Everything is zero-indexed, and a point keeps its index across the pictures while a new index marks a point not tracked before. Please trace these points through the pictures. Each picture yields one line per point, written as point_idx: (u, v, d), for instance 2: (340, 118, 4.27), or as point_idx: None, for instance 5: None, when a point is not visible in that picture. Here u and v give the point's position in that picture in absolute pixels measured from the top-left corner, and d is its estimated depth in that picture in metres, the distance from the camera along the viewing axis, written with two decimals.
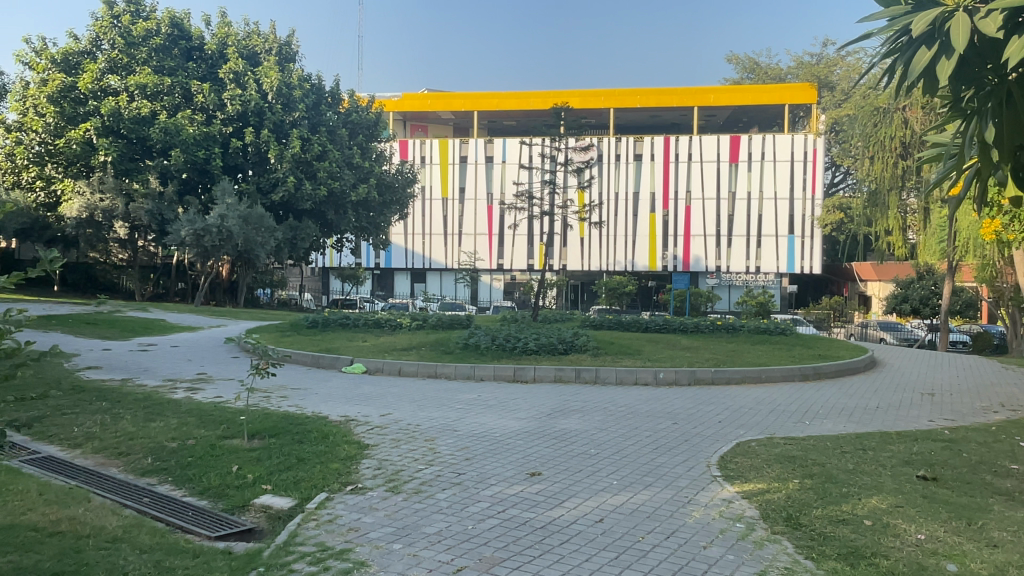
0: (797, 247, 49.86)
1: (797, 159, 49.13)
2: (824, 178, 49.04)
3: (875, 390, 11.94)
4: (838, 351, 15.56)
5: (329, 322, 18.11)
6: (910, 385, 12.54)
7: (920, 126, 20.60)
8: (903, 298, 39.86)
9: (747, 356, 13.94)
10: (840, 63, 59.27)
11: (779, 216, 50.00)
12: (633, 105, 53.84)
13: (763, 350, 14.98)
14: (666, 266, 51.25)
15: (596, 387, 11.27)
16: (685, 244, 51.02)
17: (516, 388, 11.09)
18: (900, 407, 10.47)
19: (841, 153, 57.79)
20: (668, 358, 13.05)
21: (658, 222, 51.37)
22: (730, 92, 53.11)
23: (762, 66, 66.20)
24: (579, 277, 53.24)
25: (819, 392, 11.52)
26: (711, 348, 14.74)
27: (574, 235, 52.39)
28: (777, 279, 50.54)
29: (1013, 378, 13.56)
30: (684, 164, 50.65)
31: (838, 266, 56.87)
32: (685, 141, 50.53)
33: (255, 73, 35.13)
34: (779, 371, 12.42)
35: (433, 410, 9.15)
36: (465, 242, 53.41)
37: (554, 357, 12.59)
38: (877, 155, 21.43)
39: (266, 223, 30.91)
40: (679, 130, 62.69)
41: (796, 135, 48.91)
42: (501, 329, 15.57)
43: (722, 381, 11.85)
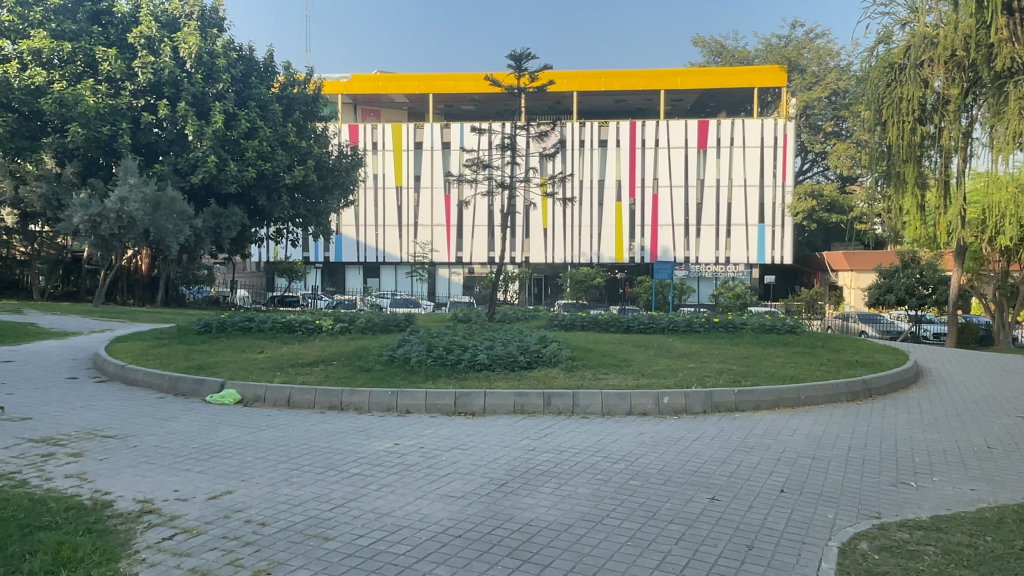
0: (767, 237, 47.26)
1: (766, 144, 46.42)
2: (796, 164, 46.37)
3: (960, 412, 8.54)
4: (874, 355, 12.23)
5: (227, 325, 14.21)
6: (995, 403, 9.19)
7: (940, 83, 17.44)
8: (886, 288, 36.09)
9: (767, 365, 10.50)
10: (810, 45, 56.57)
11: (749, 204, 47.24)
12: (597, 88, 50.33)
13: (785, 356, 11.55)
14: (633, 258, 48.01)
15: (576, 421, 7.64)
16: (653, 234, 47.84)
17: (455, 426, 7.42)
18: (1020, 442, 7.08)
19: (812, 139, 55.18)
20: (668, 372, 9.53)
21: (625, 212, 48.07)
22: (698, 74, 49.88)
23: (729, 49, 63.53)
24: (543, 270, 49.69)
25: (888, 420, 8.10)
26: (718, 354, 11.31)
27: (536, 224, 48.66)
28: (748, 269, 47.87)
29: None
30: (651, 150, 47.43)
31: (808, 255, 54.24)
32: (651, 125, 47.27)
33: (171, 40, 30.72)
34: (822, 389, 9.03)
35: (309, 482, 5.43)
36: (420, 233, 49.44)
37: (513, 374, 8.96)
38: (890, 121, 18.15)
39: (180, 207, 26.67)
40: (645, 115, 59.66)
41: (766, 119, 46.01)
42: (447, 332, 11.86)
43: (749, 409, 8.38)
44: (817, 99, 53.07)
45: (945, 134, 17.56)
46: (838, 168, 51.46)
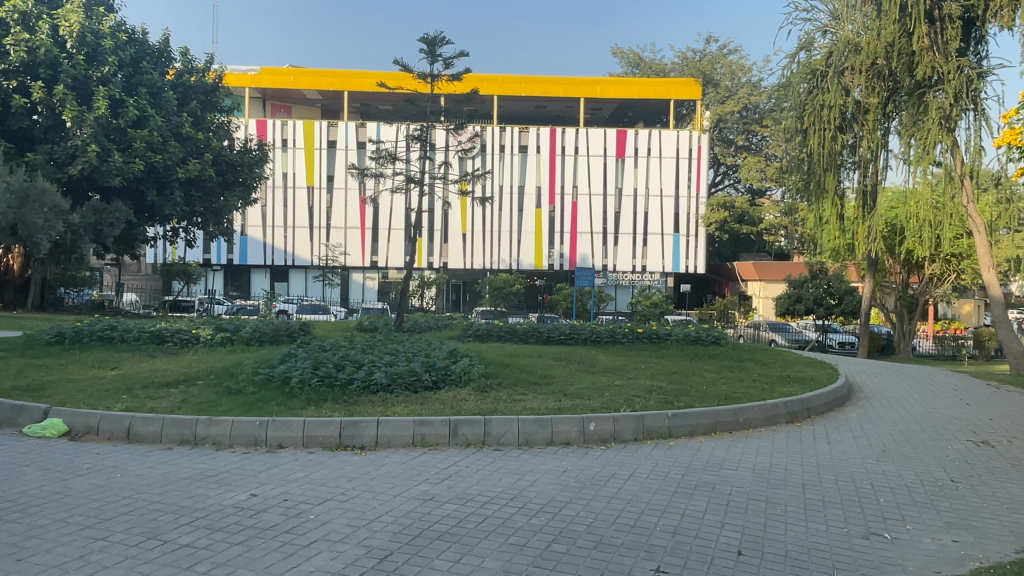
0: (682, 246, 47.70)
1: (681, 155, 46.95)
2: (708, 176, 47.12)
3: (906, 436, 7.77)
4: (805, 369, 11.53)
5: (84, 334, 12.15)
6: (937, 424, 8.51)
7: (860, 92, 17.21)
8: (795, 298, 36.26)
9: (700, 382, 9.52)
10: (723, 60, 57.75)
11: (665, 214, 47.50)
12: (517, 93, 49.41)
13: (716, 371, 10.66)
14: (552, 265, 47.27)
15: (486, 456, 6.35)
16: (572, 242, 47.29)
17: (337, 465, 5.98)
18: (983, 474, 6.29)
19: (724, 152, 56.23)
20: (595, 392, 8.36)
21: (544, 218, 47.27)
22: (617, 84, 49.78)
23: (646, 60, 64.19)
24: (461, 275, 48.26)
25: (835, 446, 7.21)
26: (647, 370, 10.29)
27: (455, 229, 47.06)
28: (663, 278, 48.08)
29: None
30: (570, 157, 46.94)
31: (720, 265, 55.12)
32: (571, 133, 46.79)
33: (50, 16, 27.55)
34: (760, 410, 8.07)
35: (113, 563, 3.92)
36: (333, 236, 47.08)
37: (415, 397, 7.56)
38: (811, 128, 17.98)
39: (50, 200, 23.73)
40: (564, 122, 59.37)
41: (681, 131, 46.47)
42: (344, 344, 10.30)
43: (684, 435, 7.31)
44: (730, 113, 54.13)
45: (864, 142, 17.55)
46: (748, 181, 52.58)
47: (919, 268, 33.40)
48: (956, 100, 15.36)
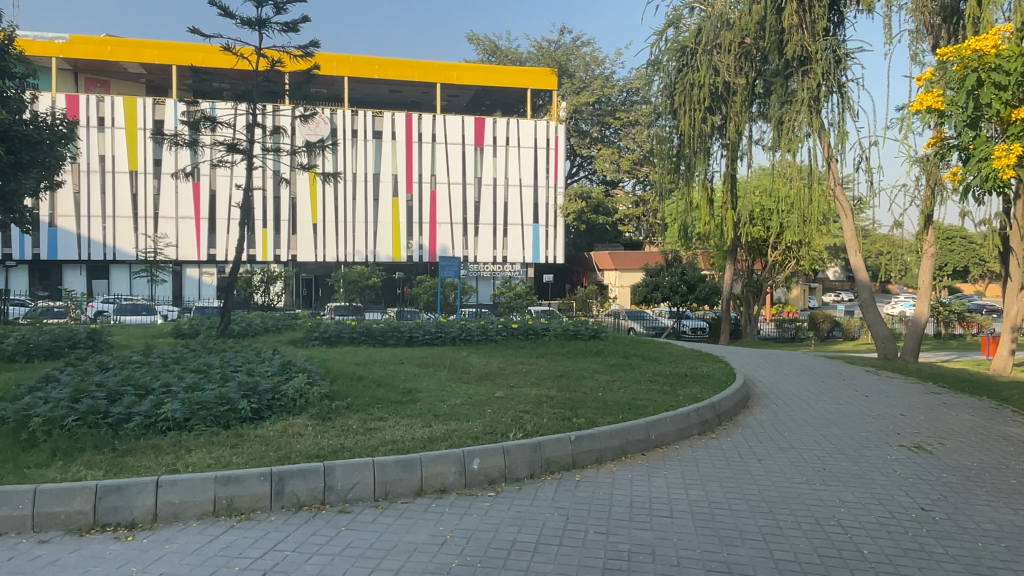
0: (542, 236, 47.15)
1: (540, 145, 46.27)
2: (566, 167, 46.97)
3: (835, 444, 6.63)
4: (697, 363, 10.38)
5: None
6: (855, 425, 7.53)
7: (727, 71, 16.62)
8: (653, 285, 35.89)
9: (595, 388, 7.98)
10: (578, 51, 57.71)
11: (524, 204, 46.66)
12: (369, 76, 46.20)
13: (610, 371, 9.21)
14: (411, 257, 44.93)
15: (326, 522, 4.37)
16: (431, 232, 45.18)
17: (83, 565, 3.76)
18: (948, 496, 5.14)
19: (580, 143, 56.12)
20: (474, 411, 6.55)
21: (402, 208, 44.73)
22: (473, 70, 48.08)
23: (502, 49, 63.00)
24: (313, 269, 44.68)
25: (768, 464, 5.88)
26: (530, 375, 8.62)
27: (304, 220, 43.20)
28: (524, 269, 47.23)
29: (935, 402, 9.33)
30: (428, 144, 44.68)
31: (577, 255, 55.26)
32: (428, 119, 44.48)
33: None
34: (675, 422, 6.59)
35: None
36: (162, 227, 41.83)
37: (226, 437, 5.37)
38: (681, 108, 17.35)
39: None
40: (419, 108, 56.80)
41: (539, 120, 45.83)
42: (137, 359, 7.70)
43: (591, 464, 5.65)
44: (584, 104, 54.12)
45: (730, 124, 16.90)
46: (604, 173, 52.99)
47: (763, 255, 34.90)
48: (823, 80, 15.19)
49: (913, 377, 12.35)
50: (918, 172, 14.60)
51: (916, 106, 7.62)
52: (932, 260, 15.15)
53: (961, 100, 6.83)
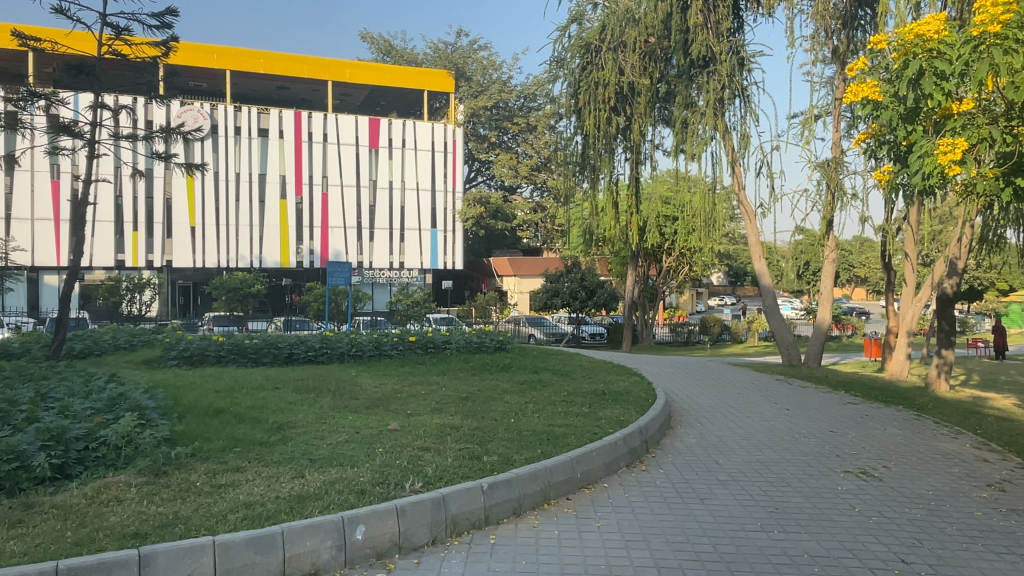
0: (439, 242, 45.87)
1: (437, 148, 45.04)
2: (464, 171, 45.97)
3: (776, 472, 5.87)
4: (610, 377, 9.52)
5: None
6: (790, 446, 6.82)
7: (632, 70, 16.01)
8: (552, 291, 35.39)
9: (506, 413, 6.89)
10: (475, 55, 56.80)
11: (421, 208, 45.17)
12: (255, 71, 43.24)
13: (521, 390, 8.15)
14: (301, 263, 42.06)
15: None
16: (323, 237, 42.65)
17: None
18: (922, 539, 4.38)
19: (478, 147, 55.19)
20: (361, 451, 5.31)
21: (291, 211, 41.95)
22: (366, 68, 46.20)
23: (397, 49, 61.13)
24: (191, 276, 41.43)
25: (713, 505, 4.98)
26: (431, 399, 7.42)
27: (182, 223, 39.74)
28: (421, 275, 45.70)
29: (856, 414, 8.87)
30: (319, 144, 42.30)
31: (474, 261, 54.20)
32: (318, 117, 42.07)
33: None
34: (601, 455, 5.60)
35: None
36: (13, 229, 37.20)
37: (7, 512, 3.89)
38: (586, 107, 16.48)
39: None
40: (309, 106, 53.98)
41: (435, 123, 44.64)
42: None
43: (507, 518, 4.54)
44: (482, 108, 53.22)
45: (634, 125, 16.19)
46: (502, 178, 52.31)
47: (659, 261, 35.23)
48: (727, 82, 14.84)
49: (823, 384, 12.08)
50: (818, 177, 14.61)
51: (846, 97, 6.99)
52: (832, 265, 15.21)
53: (900, 89, 6.22)
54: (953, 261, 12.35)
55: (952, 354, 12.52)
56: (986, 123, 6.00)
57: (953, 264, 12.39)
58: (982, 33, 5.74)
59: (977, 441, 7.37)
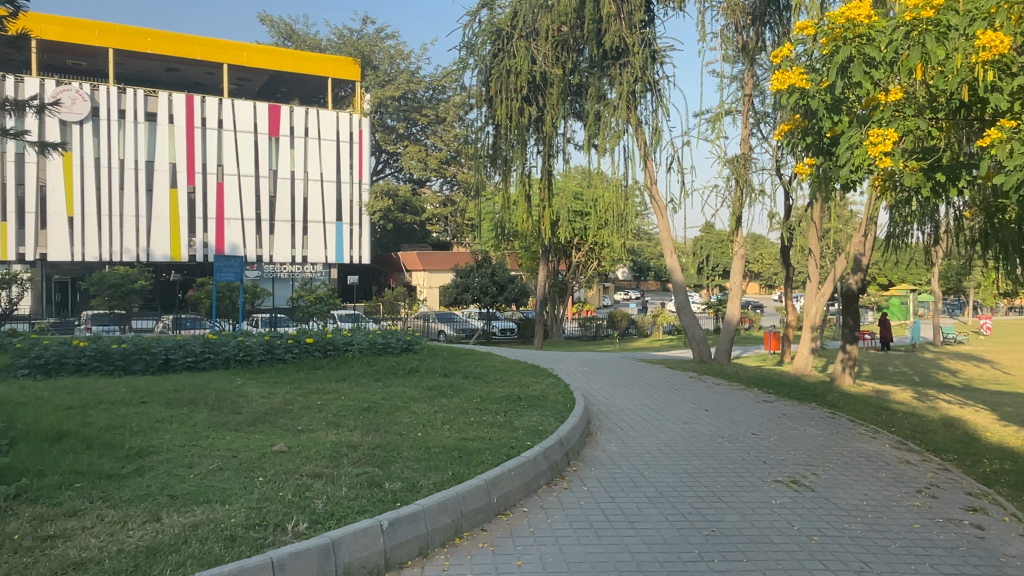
0: (345, 235, 44.14)
1: (341, 138, 43.28)
2: (370, 163, 44.42)
3: (707, 485, 5.43)
4: (525, 379, 8.94)
5: None
6: (716, 450, 6.44)
7: (546, 60, 15.36)
8: (463, 287, 34.61)
9: (412, 425, 6.14)
10: (381, 43, 55.03)
11: (325, 200, 43.29)
12: (141, 50, 40.05)
13: (429, 397, 7.42)
14: (194, 257, 39.43)
15: None
16: (219, 229, 40.08)
17: None
18: (870, 562, 4.00)
19: (385, 139, 53.55)
20: (236, 485, 4.48)
21: (183, 201, 39.11)
22: (266, 52, 43.75)
23: (299, 33, 58.40)
24: (69, 270, 38.01)
25: (644, 530, 4.46)
26: (327, 412, 6.58)
27: (57, 213, 36.35)
28: (326, 269, 43.85)
29: (774, 413, 8.67)
30: (213, 131, 39.68)
31: (382, 255, 52.55)
32: (212, 102, 39.44)
33: None
34: (520, 474, 4.97)
35: None
36: None
37: None
38: (496, 97, 15.62)
39: None
40: (203, 90, 50.68)
41: (340, 112, 42.89)
42: None
43: (412, 561, 3.84)
44: (389, 98, 51.63)
45: (547, 116, 15.58)
46: (410, 170, 50.98)
47: (569, 256, 35.18)
48: (639, 76, 14.60)
49: (736, 380, 11.96)
50: (729, 173, 14.61)
51: (771, 86, 6.70)
52: (741, 261, 15.28)
53: (828, 76, 5.93)
54: (857, 258, 12.60)
55: (856, 348, 12.77)
56: (913, 115, 5.79)
57: (857, 260, 12.63)
58: (915, 18, 5.49)
59: (894, 440, 7.25)
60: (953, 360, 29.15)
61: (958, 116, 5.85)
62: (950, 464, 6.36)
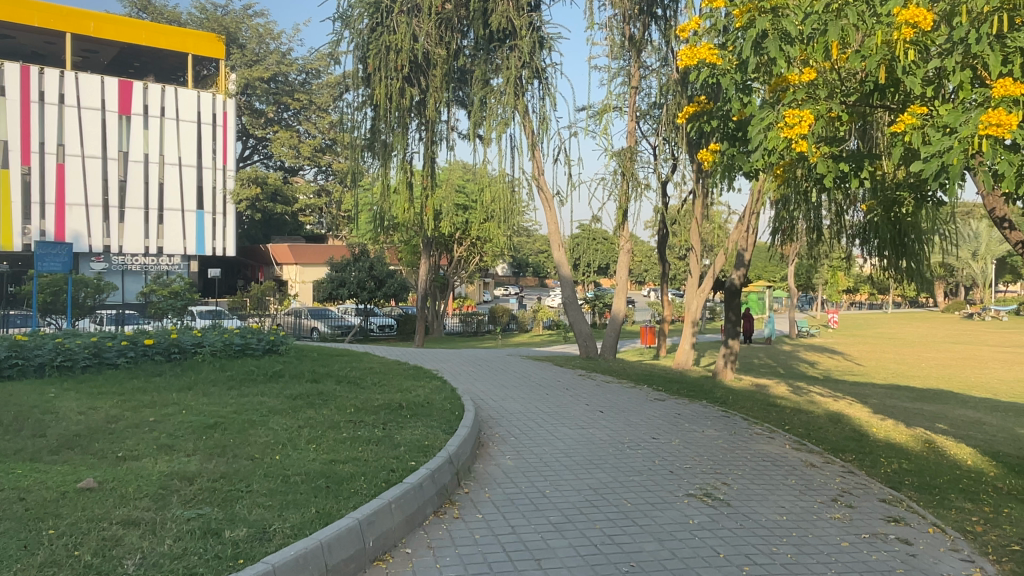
0: (208, 225, 40.82)
1: (204, 120, 39.94)
2: (236, 148, 41.36)
3: (615, 504, 4.77)
4: (404, 383, 7.99)
5: None
6: (618, 460, 5.82)
7: (428, 40, 14.33)
8: (338, 281, 32.73)
9: (269, 446, 5.07)
10: (249, 20, 51.42)
11: (185, 187, 39.81)
12: None
13: (291, 409, 6.31)
14: (28, 246, 34.93)
15: None
16: (59, 216, 35.75)
17: None
18: None
19: (253, 123, 50.14)
20: (12, 546, 3.28)
21: (14, 183, 34.47)
22: (116, 22, 39.51)
23: (155, 4, 53.44)
24: None
25: (552, 569, 3.72)
26: (160, 433, 5.34)
27: None
28: (185, 262, 40.35)
29: (668, 411, 8.25)
30: (52, 105, 35.30)
31: (249, 247, 49.19)
32: (51, 73, 35.06)
33: None
34: (401, 507, 4.08)
35: None
36: None
37: None
38: (374, 75, 14.38)
39: None
40: (38, 59, 45.05)
41: (202, 91, 39.55)
42: None
43: None
44: (257, 80, 48.36)
45: (429, 99, 14.60)
46: (280, 157, 48.04)
47: (450, 249, 34.32)
48: (527, 60, 13.93)
49: (624, 376, 11.59)
50: (615, 165, 14.30)
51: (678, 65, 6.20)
52: (627, 255, 15.02)
53: (741, 51, 5.47)
54: (740, 253, 12.60)
55: (737, 343, 12.76)
56: (826, 98, 5.46)
57: (740, 256, 12.63)
58: None
59: (792, 440, 6.96)
60: (810, 352, 30.95)
61: (868, 101, 5.59)
62: (852, 466, 6.12)
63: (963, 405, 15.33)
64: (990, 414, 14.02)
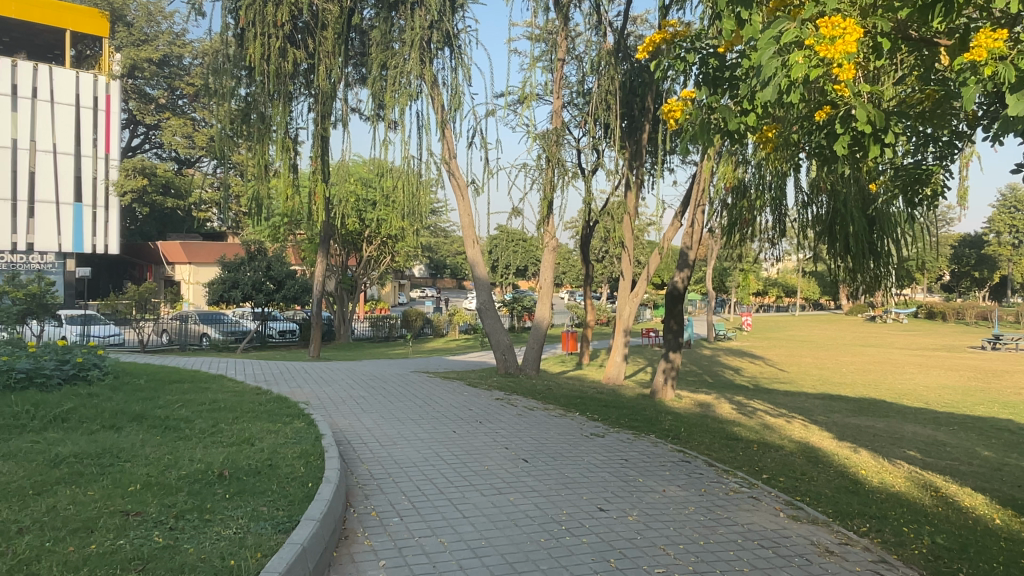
0: (87, 220, 36.20)
1: (83, 104, 35.35)
2: (122, 136, 36.95)
3: None
4: (249, 426, 5.67)
5: None
6: (551, 559, 3.76)
7: None
8: (231, 284, 29.04)
9: None
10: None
11: (60, 177, 35.14)
12: None
13: (36, 488, 3.93)
14: None
15: None
16: None
17: None
18: None
19: (142, 108, 45.51)
20: None
21: None
22: None
23: None
24: None
25: None
26: None
27: None
28: (60, 260, 35.63)
29: (609, 454, 6.24)
30: None
31: (135, 243, 44.43)
32: None
33: None
34: None
35: None
36: None
37: None
38: (247, 31, 11.78)
39: None
40: None
41: (81, 72, 35.04)
42: None
43: None
44: (145, 61, 43.78)
45: (319, 67, 12.35)
46: (171, 146, 43.79)
47: (358, 249, 31.56)
48: (439, 20, 11.69)
49: (546, 397, 9.56)
50: (538, 149, 12.35)
51: None
52: (552, 255, 13.03)
53: None
54: (684, 252, 10.77)
55: (678, 357, 11.03)
56: None
57: (684, 254, 10.78)
58: None
59: (782, 502, 5.10)
60: (732, 357, 30.08)
61: (925, 19, 3.86)
62: (880, 549, 4.34)
63: (908, 419, 14.22)
64: (939, 430, 12.92)
